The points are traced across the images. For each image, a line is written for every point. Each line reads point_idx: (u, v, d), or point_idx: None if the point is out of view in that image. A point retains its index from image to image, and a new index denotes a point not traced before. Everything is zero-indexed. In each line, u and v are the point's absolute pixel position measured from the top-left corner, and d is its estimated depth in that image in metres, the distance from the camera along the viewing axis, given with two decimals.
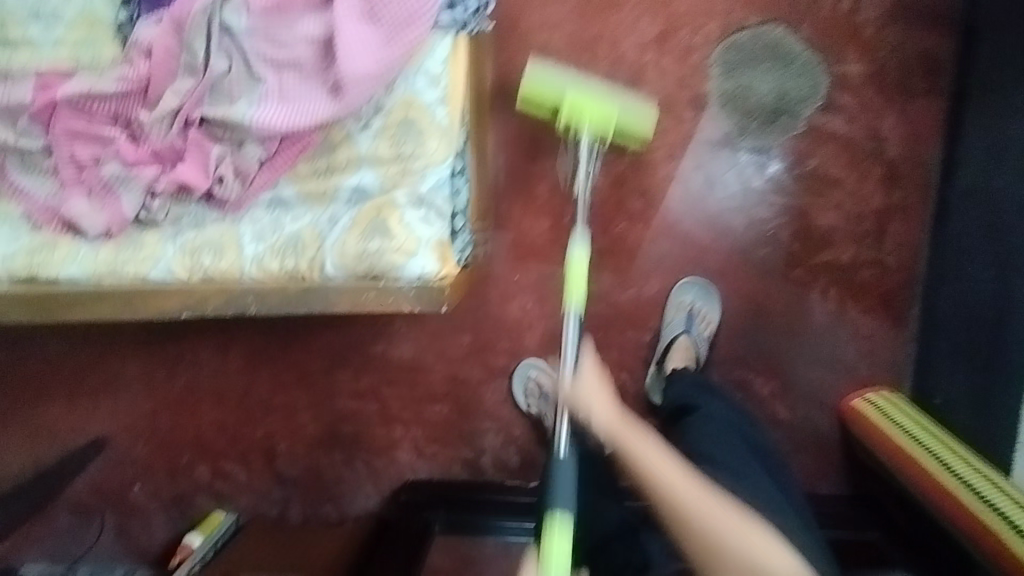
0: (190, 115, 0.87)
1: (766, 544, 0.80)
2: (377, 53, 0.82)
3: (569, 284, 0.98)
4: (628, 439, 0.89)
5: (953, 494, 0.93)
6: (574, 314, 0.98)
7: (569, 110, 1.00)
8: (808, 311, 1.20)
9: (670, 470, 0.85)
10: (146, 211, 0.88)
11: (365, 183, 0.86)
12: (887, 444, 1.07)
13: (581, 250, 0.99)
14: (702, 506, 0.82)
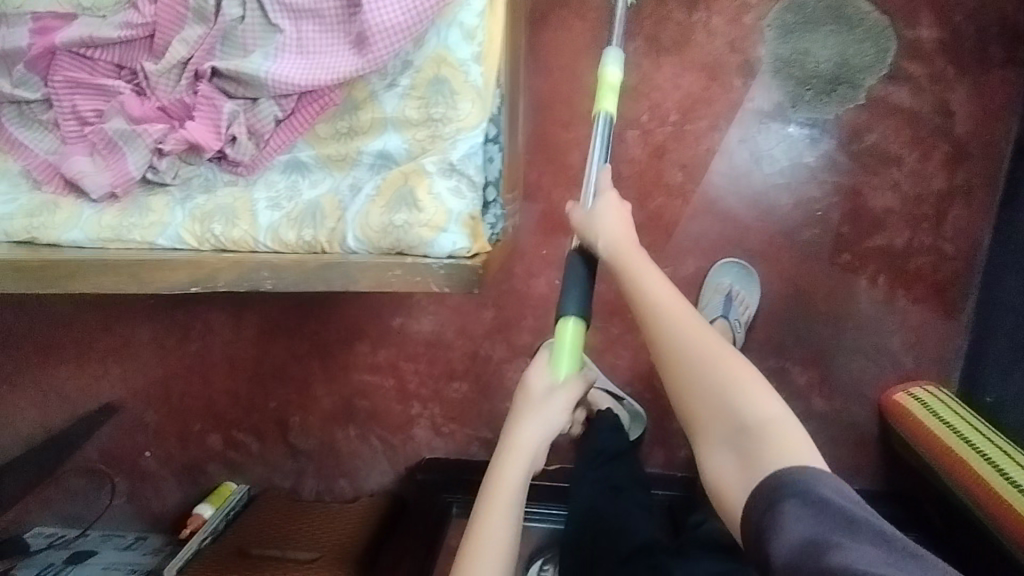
0: (199, 67, 0.79)
1: (760, 393, 0.69)
2: (406, 2, 0.73)
3: (598, 97, 0.90)
4: (633, 265, 0.79)
5: (1004, 499, 0.87)
6: (602, 119, 0.88)
7: None
8: (854, 298, 1.13)
9: (672, 309, 0.75)
10: (154, 171, 0.82)
11: (391, 148, 0.78)
12: (932, 444, 1.01)
13: (614, 68, 0.91)
14: (699, 349, 0.72)
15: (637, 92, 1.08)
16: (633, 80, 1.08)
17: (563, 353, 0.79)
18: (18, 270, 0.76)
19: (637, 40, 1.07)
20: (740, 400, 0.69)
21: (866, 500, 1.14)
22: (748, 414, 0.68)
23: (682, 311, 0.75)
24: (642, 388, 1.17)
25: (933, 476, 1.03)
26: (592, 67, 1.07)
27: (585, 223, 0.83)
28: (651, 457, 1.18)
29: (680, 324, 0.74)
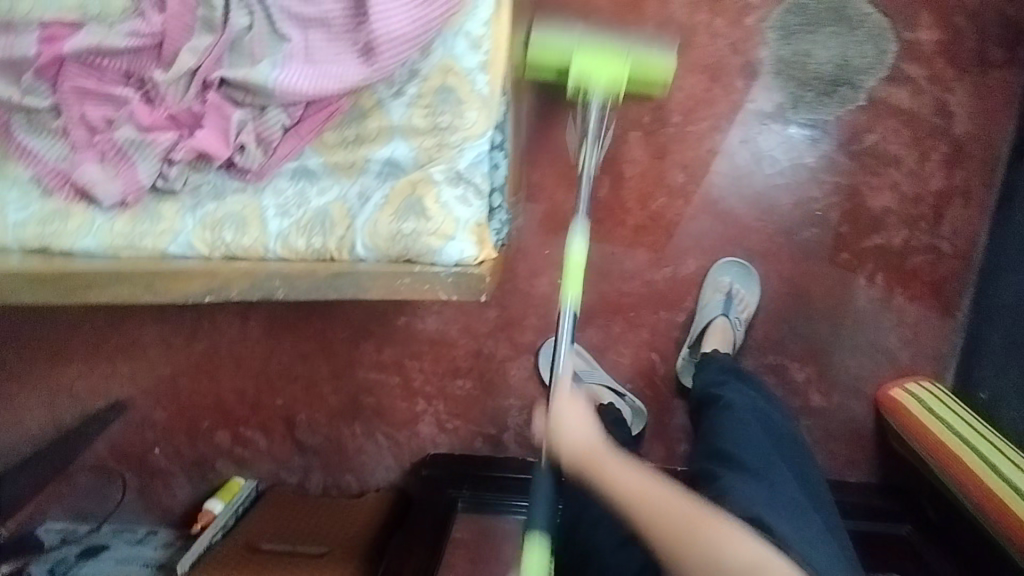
0: (207, 76, 0.80)
1: (739, 540, 0.71)
2: (413, 11, 0.74)
3: (566, 279, 0.92)
4: (606, 463, 0.80)
5: (999, 497, 0.89)
6: (568, 311, 0.92)
7: (577, 72, 0.96)
8: (852, 296, 1.14)
9: (642, 490, 0.77)
10: (163, 178, 0.83)
11: (398, 156, 0.79)
12: (926, 439, 1.03)
13: (579, 245, 0.92)
14: (675, 516, 0.73)
15: (639, 94, 1.09)
16: None
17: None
18: (33, 280, 0.78)
19: None
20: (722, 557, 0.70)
21: (859, 494, 1.17)
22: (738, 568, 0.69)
23: (652, 490, 0.77)
24: (643, 385, 1.19)
25: (927, 471, 1.05)
26: None
27: (551, 436, 0.84)
28: (651, 452, 1.21)
29: (652, 499, 0.75)
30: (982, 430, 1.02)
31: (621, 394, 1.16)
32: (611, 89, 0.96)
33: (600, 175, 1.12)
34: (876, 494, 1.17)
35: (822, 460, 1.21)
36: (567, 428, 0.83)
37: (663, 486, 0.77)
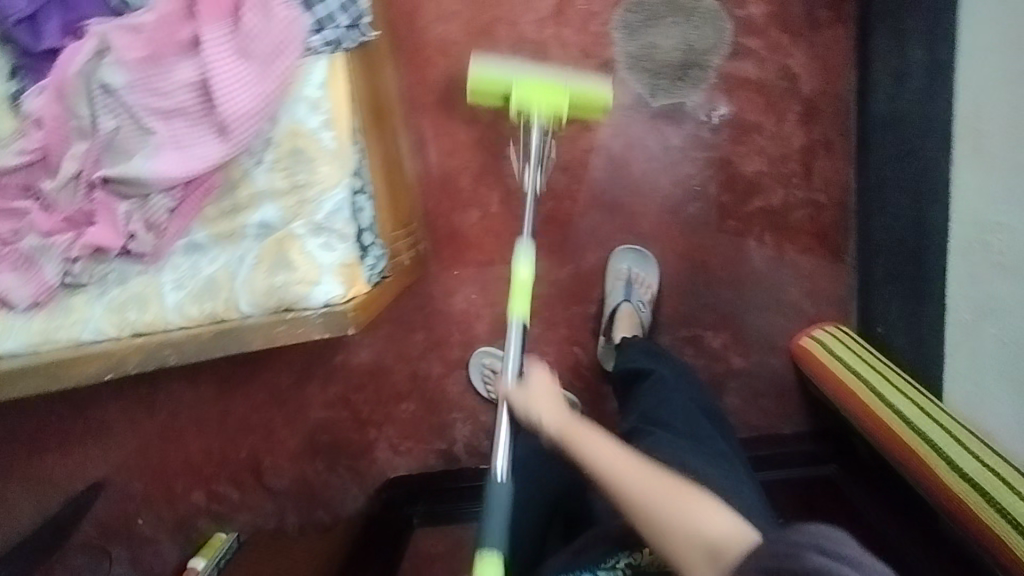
0: (91, 178, 0.89)
1: (703, 508, 0.70)
2: (253, 89, 0.83)
3: (513, 296, 1.00)
4: (576, 433, 0.83)
5: (892, 429, 0.94)
6: (517, 324, 0.99)
7: (516, 97, 1.03)
8: (747, 259, 1.21)
9: (618, 463, 0.77)
10: (71, 274, 0.92)
11: (268, 218, 0.88)
12: (833, 379, 1.09)
13: (526, 265, 1.00)
14: (650, 484, 0.73)
15: (510, 110, 1.17)
16: (503, 100, 1.16)
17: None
18: None
19: (499, 63, 1.15)
20: (693, 520, 0.69)
21: (788, 442, 1.22)
22: (707, 535, 0.68)
23: (622, 461, 0.77)
24: (572, 377, 1.26)
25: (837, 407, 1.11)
26: (464, 96, 1.16)
27: (525, 404, 0.89)
28: None
29: (623, 469, 0.76)
30: (878, 365, 1.07)
31: None
32: (547, 117, 1.04)
33: (489, 193, 1.20)
34: (806, 446, 1.21)
35: (756, 418, 1.26)
36: (541, 403, 0.87)
37: (634, 462, 0.77)
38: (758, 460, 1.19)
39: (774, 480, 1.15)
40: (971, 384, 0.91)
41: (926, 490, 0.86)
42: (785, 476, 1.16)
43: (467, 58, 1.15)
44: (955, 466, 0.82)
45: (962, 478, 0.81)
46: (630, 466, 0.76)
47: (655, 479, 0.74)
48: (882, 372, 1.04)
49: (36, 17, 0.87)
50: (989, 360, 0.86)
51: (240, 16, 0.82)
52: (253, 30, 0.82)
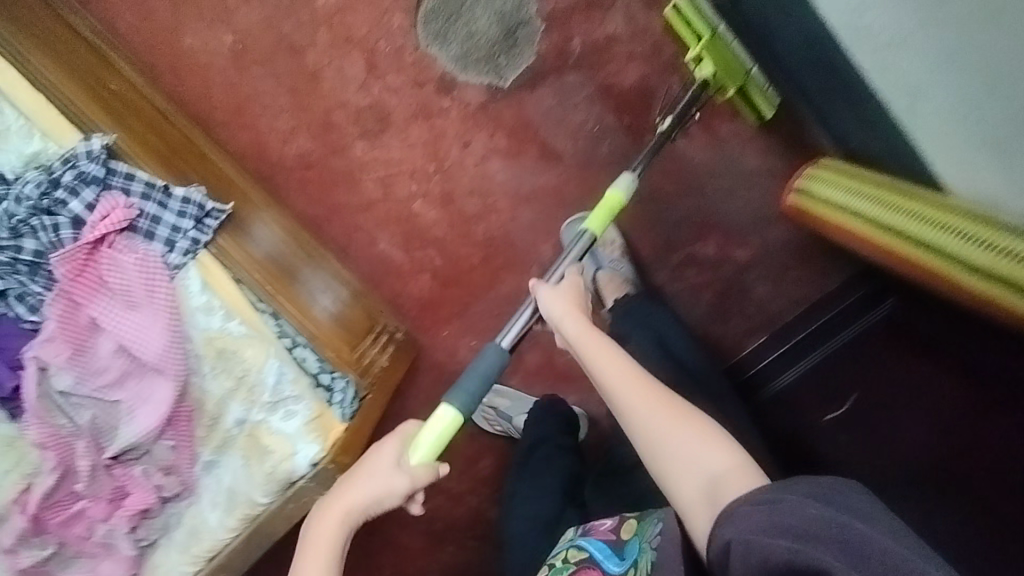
0: (104, 460, 1.00)
1: (710, 441, 0.72)
2: (157, 327, 0.89)
3: (602, 210, 0.92)
4: (591, 352, 0.79)
5: (912, 259, 0.80)
6: (587, 234, 0.92)
7: (710, 43, 1.02)
8: (686, 158, 1.15)
9: (632, 391, 0.76)
10: (142, 538, 1.03)
11: (239, 415, 0.94)
12: (833, 226, 0.99)
13: (625, 185, 0.94)
14: (654, 410, 0.74)
15: (393, 175, 1.16)
16: (383, 167, 1.16)
17: (435, 440, 0.78)
18: None
19: (357, 143, 1.15)
20: (699, 455, 0.71)
21: (827, 307, 1.13)
22: (706, 467, 0.70)
23: (642, 388, 0.76)
24: None
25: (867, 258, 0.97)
26: (349, 186, 1.17)
27: (546, 304, 0.83)
28: None
29: (626, 390, 0.76)
30: (859, 184, 0.94)
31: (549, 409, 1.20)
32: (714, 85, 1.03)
33: (425, 251, 1.19)
34: (843, 303, 1.12)
35: (795, 291, 1.16)
36: (565, 311, 0.82)
37: (653, 393, 0.76)
38: (793, 353, 1.12)
39: (808, 371, 1.08)
40: (966, 162, 0.76)
41: (934, 287, 0.79)
42: (825, 355, 1.08)
43: (329, 157, 1.16)
44: (995, 275, 0.68)
45: (1009, 288, 0.66)
46: (639, 383, 0.77)
47: (658, 403, 0.75)
48: (869, 195, 0.91)
49: None
50: (965, 124, 0.72)
51: (106, 279, 0.88)
52: (125, 283, 0.88)
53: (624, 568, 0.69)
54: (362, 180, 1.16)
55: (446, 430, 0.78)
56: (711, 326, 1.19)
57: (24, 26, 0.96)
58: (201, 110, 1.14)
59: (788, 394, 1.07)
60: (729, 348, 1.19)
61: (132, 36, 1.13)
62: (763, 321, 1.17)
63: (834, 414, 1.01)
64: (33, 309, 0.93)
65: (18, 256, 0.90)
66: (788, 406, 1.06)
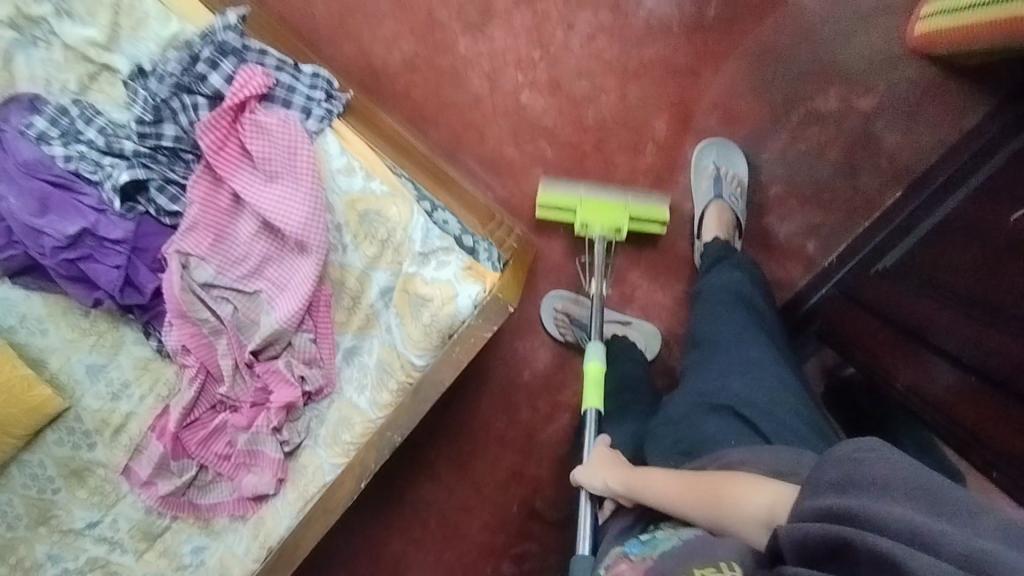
0: (245, 359, 0.98)
1: (747, 487, 0.64)
2: (299, 196, 0.88)
3: (588, 386, 0.98)
4: (639, 484, 0.76)
5: None
6: (592, 413, 0.97)
7: (581, 215, 1.11)
8: (798, 10, 1.11)
9: (667, 489, 0.71)
10: (286, 441, 1.00)
11: (384, 283, 0.91)
12: (950, 36, 1.01)
13: (596, 353, 1.00)
14: (694, 493, 0.68)
15: (499, 67, 1.16)
16: (487, 60, 1.16)
17: None
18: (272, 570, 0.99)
19: (460, 40, 1.16)
20: (740, 507, 0.63)
21: (971, 142, 1.06)
22: (752, 510, 0.62)
23: (671, 478, 0.72)
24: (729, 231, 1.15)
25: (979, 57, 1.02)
26: (455, 85, 1.17)
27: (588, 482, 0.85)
28: (792, 274, 1.15)
29: (665, 493, 0.71)
30: None
31: (623, 322, 1.18)
32: (610, 233, 1.11)
33: (535, 144, 1.17)
34: (985, 140, 1.03)
35: (929, 135, 1.11)
36: (600, 468, 0.84)
37: (683, 477, 0.71)
38: (922, 206, 1.04)
39: (930, 227, 0.98)
40: None
41: None
42: (953, 203, 0.97)
43: (433, 57, 1.16)
44: None
45: None
46: (671, 481, 0.71)
47: (692, 483, 0.69)
48: None
49: (128, 278, 0.97)
50: None
51: (249, 148, 0.88)
52: (264, 154, 0.88)
53: (642, 550, 0.70)
54: (468, 76, 1.16)
55: None
56: (843, 184, 1.13)
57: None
58: (306, 27, 1.17)
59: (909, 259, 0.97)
60: (864, 208, 1.13)
61: None
62: (897, 172, 1.12)
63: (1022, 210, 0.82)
64: (174, 199, 0.94)
65: (159, 143, 0.93)
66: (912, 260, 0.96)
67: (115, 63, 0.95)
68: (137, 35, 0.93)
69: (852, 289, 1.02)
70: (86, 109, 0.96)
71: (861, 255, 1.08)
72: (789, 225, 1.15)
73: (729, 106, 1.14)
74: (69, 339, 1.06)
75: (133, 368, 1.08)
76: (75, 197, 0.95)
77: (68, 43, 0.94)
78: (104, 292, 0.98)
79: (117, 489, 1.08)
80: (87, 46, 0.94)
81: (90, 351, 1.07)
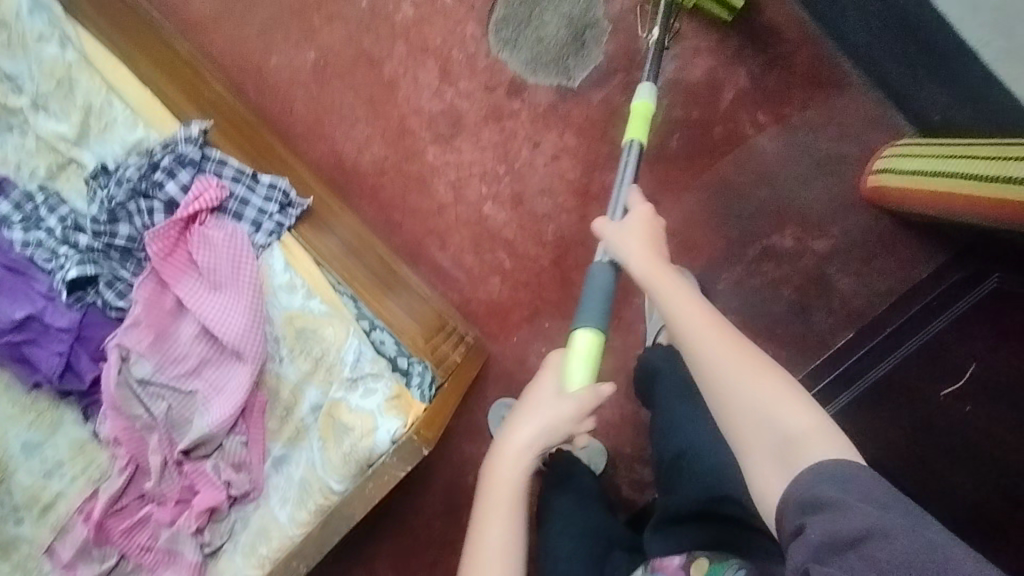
0: (175, 456, 0.97)
1: (784, 399, 0.63)
2: (240, 306, 0.89)
3: (634, 123, 0.85)
4: (664, 290, 0.70)
5: (982, 198, 0.85)
6: (630, 150, 0.84)
7: None
8: (759, 149, 1.13)
9: (703, 327, 0.67)
10: (206, 543, 0.99)
11: (315, 399, 0.92)
12: (892, 191, 1.03)
13: (646, 91, 0.85)
14: (725, 357, 0.65)
15: (464, 177, 1.18)
16: (454, 169, 1.18)
17: (580, 383, 0.77)
18: None
19: (429, 148, 1.19)
20: (772, 418, 0.62)
21: (922, 291, 1.07)
22: (782, 426, 0.62)
23: (704, 319, 0.67)
24: None
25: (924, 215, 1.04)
26: (421, 189, 1.19)
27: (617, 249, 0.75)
28: None
29: (693, 326, 0.67)
30: (934, 150, 0.97)
31: None
32: None
33: (495, 254, 1.19)
34: (938, 293, 1.03)
35: (881, 283, 1.12)
36: (635, 246, 0.73)
37: (731, 338, 0.66)
38: (871, 355, 1.04)
39: (868, 390, 0.99)
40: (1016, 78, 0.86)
41: (978, 217, 0.88)
42: (884, 370, 0.99)
43: (403, 162, 1.19)
44: None
45: None
46: (706, 319, 0.67)
47: (724, 340, 0.66)
48: (942, 157, 0.94)
49: (69, 364, 0.97)
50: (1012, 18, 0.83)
51: (196, 257, 0.90)
52: (211, 262, 0.90)
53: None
54: (434, 183, 1.19)
55: (590, 358, 0.77)
56: (795, 322, 1.13)
57: (127, 30, 1.02)
58: (283, 123, 1.20)
59: (853, 411, 1.00)
60: (815, 347, 1.13)
61: (223, 60, 1.20)
62: (849, 316, 1.12)
63: (947, 389, 0.88)
64: (122, 295, 0.96)
65: (112, 241, 0.95)
66: (862, 416, 0.98)
67: (83, 158, 0.98)
68: (105, 136, 0.98)
69: None
70: (52, 198, 0.99)
71: (811, 395, 1.07)
72: None
73: (686, 236, 1.15)
74: (11, 414, 1.07)
75: (69, 448, 1.08)
76: (27, 282, 0.97)
77: (41, 135, 0.97)
78: (43, 376, 0.98)
79: (40, 567, 1.05)
80: (58, 140, 0.97)
81: (29, 427, 1.07)
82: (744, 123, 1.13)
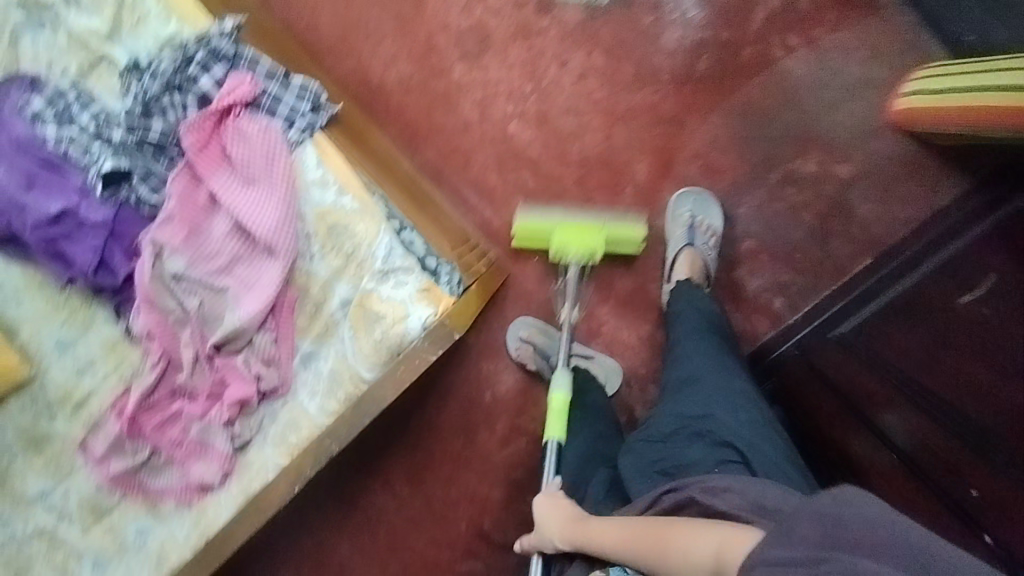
0: (207, 351, 0.98)
1: (688, 532, 0.67)
2: (274, 200, 0.91)
3: (551, 418, 1.04)
4: (592, 534, 0.80)
5: (1012, 108, 0.86)
6: (552, 443, 1.03)
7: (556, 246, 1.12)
8: (786, 72, 1.14)
9: (621, 538, 0.75)
10: (237, 436, 1.01)
11: (346, 296, 0.96)
12: (926, 115, 1.03)
13: (561, 385, 1.04)
14: (641, 541, 0.71)
15: (491, 95, 1.19)
16: (481, 86, 1.19)
17: None
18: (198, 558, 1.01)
19: (457, 65, 1.19)
20: (683, 548, 0.66)
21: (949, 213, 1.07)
22: (696, 549, 0.65)
23: (619, 531, 0.76)
24: None
25: (956, 140, 1.04)
26: (446, 107, 1.20)
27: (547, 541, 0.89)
28: (756, 328, 1.16)
29: (614, 548, 0.75)
30: (972, 67, 0.98)
31: (585, 356, 1.19)
32: (586, 256, 1.12)
33: (519, 174, 1.19)
34: (962, 216, 1.03)
35: (903, 210, 1.13)
36: (556, 521, 0.88)
37: (641, 527, 0.74)
38: (887, 276, 1.04)
39: (881, 308, 0.99)
40: None
41: (1004, 130, 0.89)
42: (911, 282, 0.98)
43: (429, 79, 1.20)
44: None
45: None
46: (621, 534, 0.75)
47: (637, 530, 0.73)
48: (979, 73, 0.95)
49: (103, 259, 0.99)
50: None
51: (230, 150, 0.93)
52: (244, 157, 0.92)
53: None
54: (460, 100, 1.19)
55: None
56: (814, 247, 1.15)
57: None
58: (310, 36, 1.20)
59: (863, 328, 0.99)
60: (832, 272, 1.15)
61: None
62: (868, 241, 1.14)
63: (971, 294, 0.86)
64: (156, 190, 0.98)
65: (146, 136, 0.98)
66: (862, 334, 0.98)
67: (114, 53, 1.01)
68: (138, 31, 1.01)
69: (810, 353, 1.04)
70: (84, 93, 1.00)
71: (823, 318, 1.09)
72: (760, 279, 1.16)
73: (709, 158, 1.16)
74: (45, 312, 1.09)
75: (101, 346, 1.10)
76: (61, 175, 0.98)
77: (72, 32, 1.00)
78: (78, 271, 0.99)
79: (73, 461, 1.07)
80: (89, 36, 1.00)
81: (62, 326, 1.10)
82: (771, 46, 1.14)
